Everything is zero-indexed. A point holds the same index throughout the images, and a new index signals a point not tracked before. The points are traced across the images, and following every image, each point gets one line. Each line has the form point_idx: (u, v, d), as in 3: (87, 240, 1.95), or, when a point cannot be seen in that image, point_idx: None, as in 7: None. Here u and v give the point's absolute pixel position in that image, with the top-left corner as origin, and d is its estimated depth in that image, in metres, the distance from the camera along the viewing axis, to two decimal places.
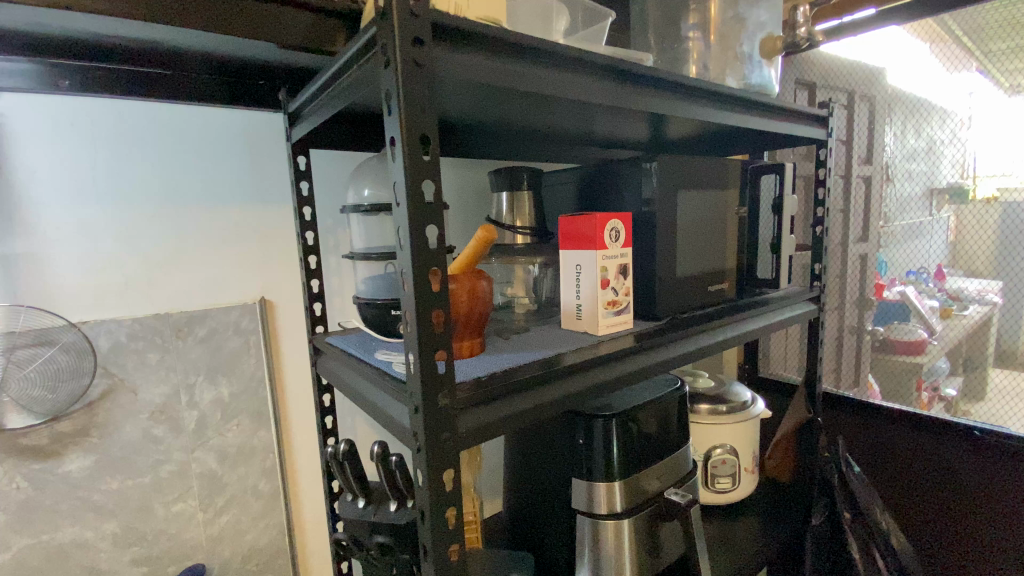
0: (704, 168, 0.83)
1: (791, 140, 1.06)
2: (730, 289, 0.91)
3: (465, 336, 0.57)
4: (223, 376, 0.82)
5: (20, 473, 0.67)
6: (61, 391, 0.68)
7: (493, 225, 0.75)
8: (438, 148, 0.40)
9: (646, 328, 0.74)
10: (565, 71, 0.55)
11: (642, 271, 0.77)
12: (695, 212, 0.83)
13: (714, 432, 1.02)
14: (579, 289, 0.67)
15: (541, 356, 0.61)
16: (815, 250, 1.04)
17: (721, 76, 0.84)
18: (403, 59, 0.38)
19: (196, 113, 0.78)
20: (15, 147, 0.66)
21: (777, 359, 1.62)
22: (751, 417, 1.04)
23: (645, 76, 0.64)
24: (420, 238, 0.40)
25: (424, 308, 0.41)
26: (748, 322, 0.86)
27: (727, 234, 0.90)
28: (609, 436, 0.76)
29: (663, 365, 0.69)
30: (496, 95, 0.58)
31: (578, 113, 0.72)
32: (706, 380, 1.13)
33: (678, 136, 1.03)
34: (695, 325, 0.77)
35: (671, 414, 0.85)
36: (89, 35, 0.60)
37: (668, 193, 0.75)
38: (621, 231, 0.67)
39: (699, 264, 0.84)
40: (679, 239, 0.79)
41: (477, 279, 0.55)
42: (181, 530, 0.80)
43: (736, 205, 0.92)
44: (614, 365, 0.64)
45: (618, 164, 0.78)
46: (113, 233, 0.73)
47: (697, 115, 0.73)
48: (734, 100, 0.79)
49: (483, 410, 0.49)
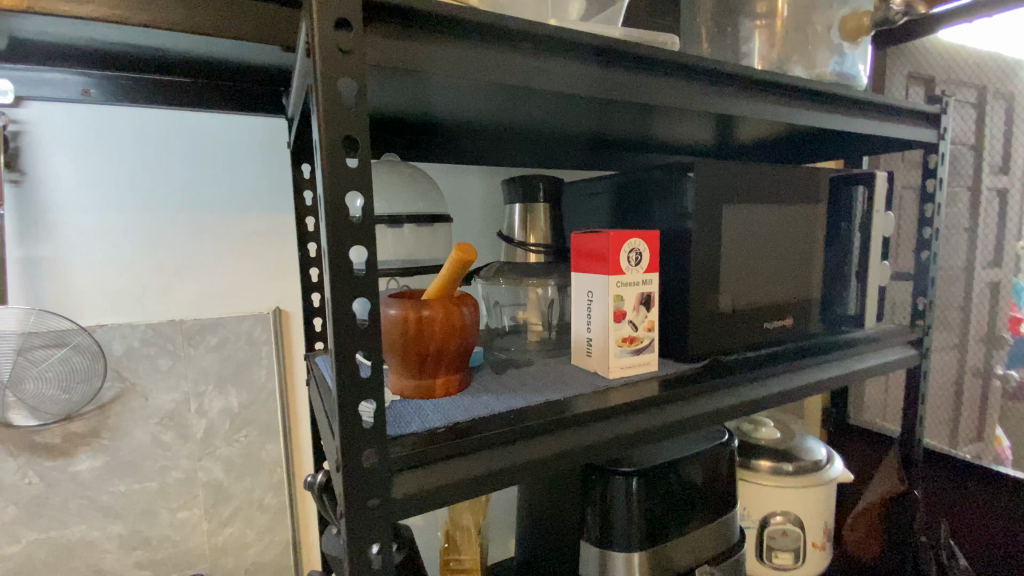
0: (769, 178, 0.68)
1: (892, 145, 0.87)
2: (800, 325, 0.75)
3: (441, 371, 0.49)
4: (232, 386, 0.80)
5: (33, 469, 0.69)
6: (75, 392, 0.69)
7: (502, 240, 0.67)
8: (368, 153, 0.33)
9: (681, 372, 0.61)
10: (564, 59, 0.45)
11: (679, 300, 0.64)
12: (753, 231, 0.69)
13: (777, 494, 0.86)
14: (590, 319, 0.58)
15: (534, 400, 0.51)
16: (919, 280, 0.84)
17: (788, 67, 0.69)
18: (324, 46, 0.32)
19: (218, 119, 0.77)
20: (42, 153, 0.68)
21: (873, 402, 1.38)
22: (824, 481, 0.87)
23: (677, 65, 0.52)
24: (341, 262, 0.33)
25: (347, 346, 0.34)
26: (822, 369, 0.69)
27: (797, 259, 0.75)
28: (628, 496, 0.64)
29: (698, 421, 0.56)
30: (484, 92, 0.49)
31: (603, 112, 0.61)
32: (770, 430, 0.95)
33: (747, 139, 0.88)
34: (747, 371, 0.62)
35: (719, 473, 0.71)
36: (103, 48, 0.59)
37: (711, 208, 0.62)
38: (644, 255, 0.57)
39: (756, 294, 0.70)
40: (725, 263, 0.66)
41: (456, 307, 0.47)
42: (185, 538, 0.79)
43: (813, 223, 0.76)
44: (630, 419, 0.52)
45: (655, 172, 0.66)
46: (132, 240, 0.73)
47: (753, 113, 0.59)
48: (806, 95, 0.63)
49: (439, 470, 0.40)
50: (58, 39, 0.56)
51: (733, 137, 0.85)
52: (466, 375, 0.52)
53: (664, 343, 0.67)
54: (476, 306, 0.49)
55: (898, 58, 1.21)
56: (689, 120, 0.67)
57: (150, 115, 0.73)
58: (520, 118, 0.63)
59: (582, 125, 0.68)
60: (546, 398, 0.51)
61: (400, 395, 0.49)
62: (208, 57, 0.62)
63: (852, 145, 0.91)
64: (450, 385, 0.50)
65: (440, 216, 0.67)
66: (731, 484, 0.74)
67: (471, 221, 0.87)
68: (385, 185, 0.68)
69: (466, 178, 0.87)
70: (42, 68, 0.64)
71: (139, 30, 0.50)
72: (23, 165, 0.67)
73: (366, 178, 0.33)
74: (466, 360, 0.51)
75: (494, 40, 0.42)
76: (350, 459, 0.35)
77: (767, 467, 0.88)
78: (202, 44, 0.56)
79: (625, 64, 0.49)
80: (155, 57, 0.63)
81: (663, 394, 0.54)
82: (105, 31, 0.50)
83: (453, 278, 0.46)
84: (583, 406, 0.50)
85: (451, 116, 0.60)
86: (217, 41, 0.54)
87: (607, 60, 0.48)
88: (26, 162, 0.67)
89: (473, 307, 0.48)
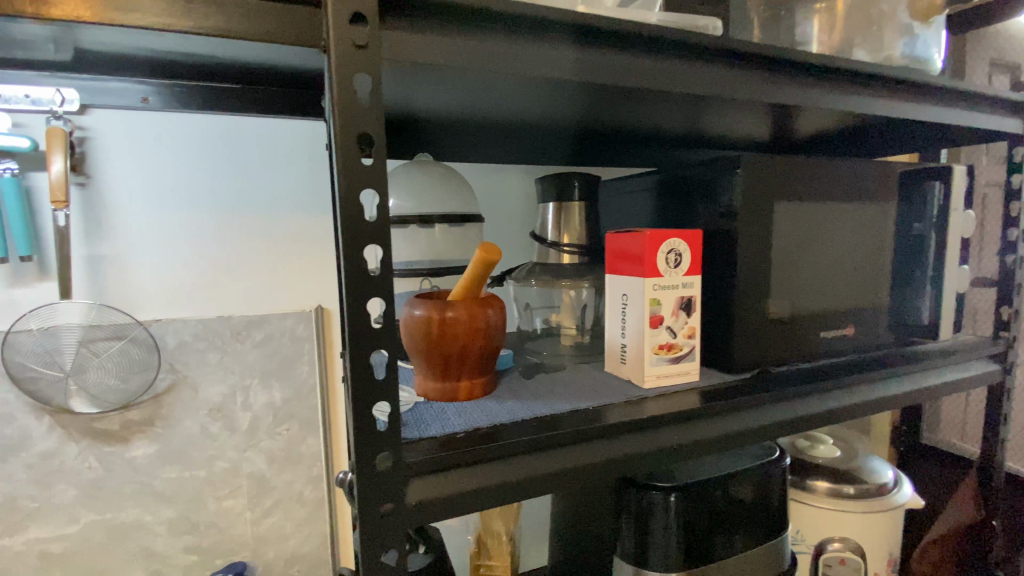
0: (828, 174, 0.63)
1: (972, 138, 0.78)
2: (862, 335, 0.68)
3: (466, 374, 0.48)
4: (276, 381, 0.82)
5: (94, 453, 0.74)
6: (132, 382, 0.73)
7: (534, 240, 0.67)
8: (382, 149, 0.33)
9: (725, 383, 0.57)
10: (595, 49, 0.43)
11: (724, 305, 0.60)
12: (811, 231, 0.63)
13: (833, 518, 0.79)
14: (624, 324, 0.55)
15: (563, 408, 0.48)
16: (1003, 288, 0.75)
17: (849, 52, 0.63)
18: (339, 43, 0.32)
19: (264, 123, 0.79)
20: (107, 158, 0.72)
21: (948, 422, 1.25)
22: (892, 508, 0.79)
23: (722, 51, 0.48)
24: (354, 260, 0.33)
25: (363, 347, 0.33)
26: (889, 385, 0.63)
27: (863, 262, 0.68)
28: (666, 514, 0.60)
29: (742, 437, 0.52)
30: (484, 84, 0.46)
31: (642, 106, 0.58)
32: (828, 448, 0.88)
33: (804, 133, 0.82)
34: (801, 384, 0.57)
35: (769, 493, 0.66)
36: (155, 58, 0.61)
37: (759, 205, 0.58)
38: (685, 256, 0.53)
39: (812, 300, 0.64)
40: (777, 265, 0.61)
41: (482, 309, 0.45)
42: (229, 525, 0.82)
43: (883, 223, 0.69)
44: (667, 432, 0.48)
45: (698, 168, 0.62)
46: (186, 239, 0.77)
47: (809, 102, 0.54)
48: (871, 82, 0.57)
49: (459, 477, 0.39)
50: (120, 48, 0.57)
51: (789, 130, 0.79)
52: (492, 378, 0.51)
53: (707, 350, 0.63)
54: (503, 307, 0.48)
55: (979, 43, 1.10)
56: (740, 112, 0.62)
57: (200, 120, 0.76)
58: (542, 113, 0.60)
59: (619, 119, 0.65)
60: (577, 406, 0.49)
61: (424, 397, 0.49)
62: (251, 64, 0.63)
63: (925, 138, 0.83)
64: (476, 388, 0.49)
65: (473, 215, 0.66)
66: (783, 506, 0.68)
67: (508, 222, 0.86)
68: (418, 187, 0.69)
69: (503, 178, 0.85)
70: (106, 78, 0.68)
71: (182, 38, 0.51)
72: (88, 169, 0.71)
73: (382, 177, 0.33)
74: (492, 363, 0.49)
75: (510, 29, 0.40)
76: (364, 463, 0.35)
77: (826, 488, 0.81)
78: (244, 51, 0.57)
79: (655, 50, 0.46)
80: (206, 66, 0.64)
81: (703, 406, 0.50)
82: (157, 39, 0.52)
83: (479, 279, 0.45)
84: (614, 416, 0.47)
85: (476, 113, 0.59)
86: (256, 47, 0.55)
87: (625, 45, 0.44)
88: (92, 166, 0.72)
89: (500, 309, 0.47)
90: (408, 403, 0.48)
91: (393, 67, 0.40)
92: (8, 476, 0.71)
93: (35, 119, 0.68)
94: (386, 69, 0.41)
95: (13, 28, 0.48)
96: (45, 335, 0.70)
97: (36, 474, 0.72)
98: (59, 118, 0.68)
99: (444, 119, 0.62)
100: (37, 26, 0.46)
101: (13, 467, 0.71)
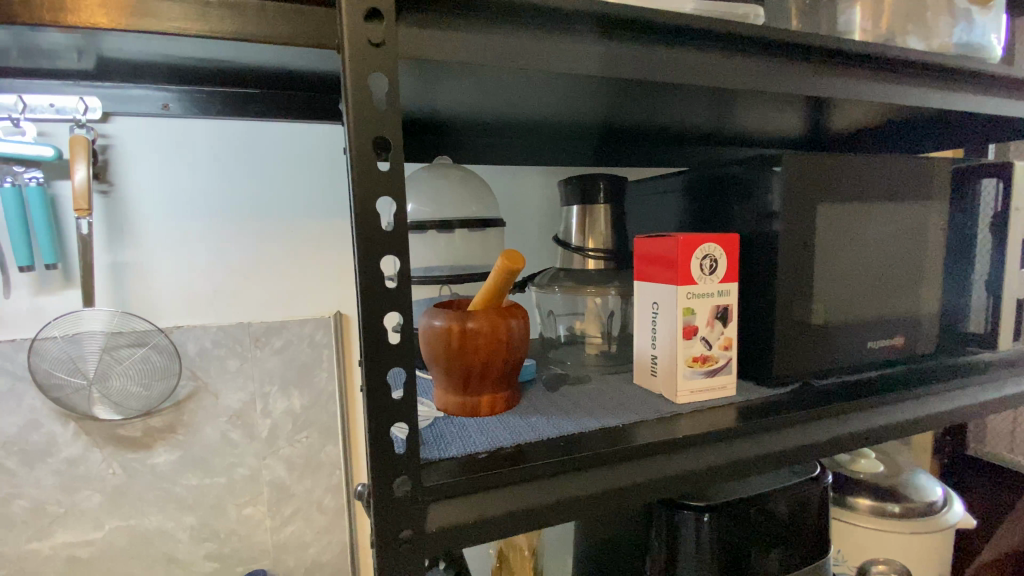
0: (876, 172, 0.59)
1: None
2: (911, 344, 0.63)
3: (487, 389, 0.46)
4: (295, 388, 0.81)
5: (117, 460, 0.74)
6: (154, 389, 0.73)
7: (558, 245, 0.64)
8: (400, 154, 0.31)
9: (762, 400, 0.53)
10: (624, 41, 0.40)
11: (761, 313, 0.56)
12: (856, 233, 0.59)
13: (876, 538, 0.76)
14: (655, 335, 0.53)
15: (591, 426, 0.46)
16: None
17: (902, 39, 0.58)
18: (354, 42, 0.30)
19: (283, 127, 0.78)
20: (130, 165, 0.72)
21: None
22: (941, 529, 0.75)
23: (762, 41, 0.45)
24: (370, 272, 0.31)
25: (380, 365, 0.31)
26: (944, 400, 0.58)
27: (912, 266, 0.63)
28: (699, 535, 0.57)
29: (781, 458, 0.49)
30: (506, 83, 0.44)
31: (672, 102, 0.55)
32: (870, 463, 0.83)
33: (841, 129, 0.77)
34: (846, 401, 0.53)
35: (808, 515, 0.62)
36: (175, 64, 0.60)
37: (799, 206, 0.54)
38: (721, 262, 0.51)
39: (856, 306, 0.60)
40: (820, 268, 0.57)
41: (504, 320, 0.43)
42: (250, 533, 0.81)
43: (934, 224, 0.64)
44: (703, 450, 0.45)
45: (732, 167, 0.58)
46: (206, 246, 0.76)
47: (855, 93, 0.50)
48: (923, 72, 0.53)
49: (482, 501, 0.37)
50: (141, 56, 0.57)
51: (827, 126, 0.75)
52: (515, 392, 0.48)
53: (743, 361, 0.59)
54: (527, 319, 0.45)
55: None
56: (778, 107, 0.59)
57: (220, 126, 0.75)
58: (565, 111, 0.58)
59: (646, 116, 0.62)
60: (604, 425, 0.46)
61: (445, 411, 0.47)
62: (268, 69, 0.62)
63: (976, 133, 0.77)
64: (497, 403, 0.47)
65: (492, 220, 0.64)
66: (823, 528, 0.64)
67: (529, 225, 0.84)
68: (436, 192, 0.67)
69: (523, 180, 0.83)
70: (128, 86, 0.67)
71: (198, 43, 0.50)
72: (111, 177, 0.72)
73: (399, 184, 0.31)
74: (515, 376, 0.47)
75: (534, 21, 0.37)
76: (380, 487, 0.33)
77: (868, 506, 0.77)
78: (262, 55, 0.55)
79: (689, 43, 0.43)
80: (226, 72, 0.63)
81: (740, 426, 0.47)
82: (174, 45, 0.51)
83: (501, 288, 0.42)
84: (645, 437, 0.44)
85: (497, 113, 0.57)
86: (273, 52, 0.54)
87: (656, 37, 0.41)
88: (114, 174, 0.72)
89: (524, 320, 0.45)
90: (427, 418, 0.46)
91: (411, 65, 0.38)
92: (34, 482, 0.71)
93: (59, 128, 0.68)
94: (404, 68, 0.39)
95: (37, 38, 0.48)
96: (68, 342, 0.70)
97: (61, 480, 0.72)
98: (83, 127, 0.68)
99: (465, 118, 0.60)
100: (58, 33, 0.45)
101: (39, 473, 0.71)
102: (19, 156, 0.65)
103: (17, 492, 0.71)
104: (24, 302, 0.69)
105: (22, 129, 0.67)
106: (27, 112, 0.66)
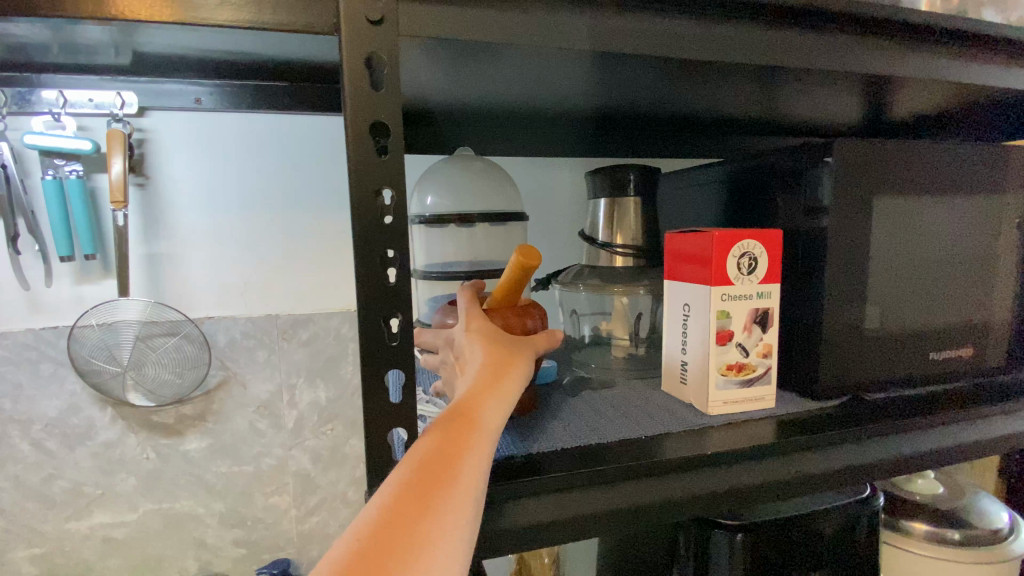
0: (945, 162, 0.52)
1: None
2: (982, 354, 0.57)
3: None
4: (321, 381, 0.81)
5: (151, 445, 0.76)
6: (186, 377, 0.75)
7: (585, 240, 0.62)
8: (399, 140, 0.31)
9: (806, 413, 0.49)
10: (654, 17, 0.37)
11: (806, 318, 0.51)
12: (916, 230, 0.53)
13: (931, 567, 0.70)
14: (685, 338, 0.49)
15: (610, 438, 0.43)
16: None
17: (976, 10, 0.51)
18: (353, 20, 0.30)
19: (313, 121, 0.78)
20: (164, 158, 0.73)
21: None
22: (1009, 559, 0.68)
23: (816, 12, 0.40)
24: (367, 256, 0.32)
25: (386, 367, 0.33)
26: (1012, 419, 0.52)
27: (985, 268, 0.57)
28: (730, 555, 0.53)
29: (814, 481, 0.45)
30: (515, 65, 0.41)
31: (710, 85, 0.50)
32: (928, 483, 0.77)
33: (903, 114, 0.70)
34: (905, 424, 0.48)
35: (857, 537, 0.57)
36: (205, 59, 0.55)
37: (853, 198, 0.49)
38: (762, 260, 0.46)
39: (917, 311, 0.54)
40: (875, 267, 0.51)
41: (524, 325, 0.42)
42: (276, 521, 0.83)
43: (1005, 221, 0.56)
44: (729, 471, 0.43)
45: (777, 156, 0.53)
46: (236, 238, 0.77)
47: (923, 72, 0.44)
48: (1001, 47, 0.46)
49: (487, 514, 0.37)
50: (176, 52, 0.52)
51: (887, 111, 0.68)
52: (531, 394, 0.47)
53: (785, 369, 0.54)
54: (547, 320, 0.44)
55: None
56: (829, 89, 0.53)
57: (250, 120, 0.75)
58: (590, 95, 0.54)
59: (679, 101, 0.58)
60: (626, 436, 0.44)
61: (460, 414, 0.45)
62: (295, 64, 0.58)
63: None
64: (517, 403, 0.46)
65: (515, 214, 0.61)
66: (875, 553, 0.58)
67: (557, 220, 0.81)
68: (458, 184, 0.65)
69: (551, 172, 0.80)
70: (162, 80, 0.68)
71: (221, 39, 0.47)
72: (147, 170, 0.73)
73: (398, 172, 0.32)
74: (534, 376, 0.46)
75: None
76: None
77: (924, 532, 0.71)
78: (292, 50, 0.51)
79: (728, 16, 0.39)
80: (255, 65, 0.59)
81: (780, 442, 0.43)
82: (198, 41, 0.47)
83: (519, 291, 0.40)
84: (672, 451, 0.41)
85: (522, 96, 0.54)
86: (298, 49, 0.51)
87: (689, 10, 0.38)
88: (150, 167, 0.73)
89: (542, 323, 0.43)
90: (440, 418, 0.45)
91: (415, 46, 0.36)
92: (75, 463, 0.74)
93: (98, 122, 0.70)
94: (406, 50, 0.37)
95: (75, 34, 0.43)
96: (105, 330, 0.72)
97: (100, 462, 0.75)
98: (119, 121, 0.70)
99: (483, 102, 0.58)
100: (92, 27, 0.40)
101: (79, 455, 0.74)
102: (60, 150, 0.67)
103: (58, 473, 0.74)
104: (66, 290, 0.72)
105: (63, 124, 0.69)
106: (68, 107, 0.68)
